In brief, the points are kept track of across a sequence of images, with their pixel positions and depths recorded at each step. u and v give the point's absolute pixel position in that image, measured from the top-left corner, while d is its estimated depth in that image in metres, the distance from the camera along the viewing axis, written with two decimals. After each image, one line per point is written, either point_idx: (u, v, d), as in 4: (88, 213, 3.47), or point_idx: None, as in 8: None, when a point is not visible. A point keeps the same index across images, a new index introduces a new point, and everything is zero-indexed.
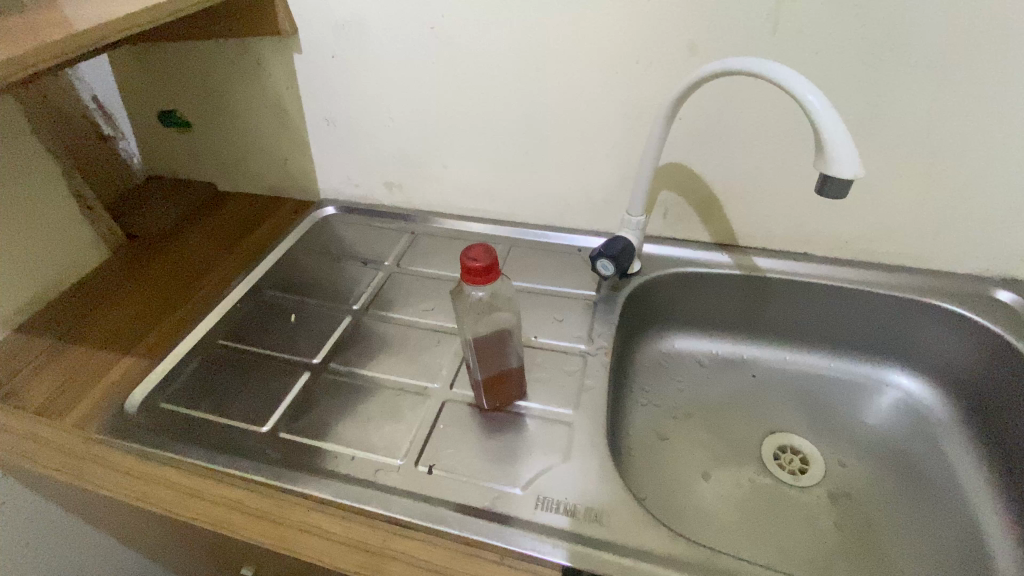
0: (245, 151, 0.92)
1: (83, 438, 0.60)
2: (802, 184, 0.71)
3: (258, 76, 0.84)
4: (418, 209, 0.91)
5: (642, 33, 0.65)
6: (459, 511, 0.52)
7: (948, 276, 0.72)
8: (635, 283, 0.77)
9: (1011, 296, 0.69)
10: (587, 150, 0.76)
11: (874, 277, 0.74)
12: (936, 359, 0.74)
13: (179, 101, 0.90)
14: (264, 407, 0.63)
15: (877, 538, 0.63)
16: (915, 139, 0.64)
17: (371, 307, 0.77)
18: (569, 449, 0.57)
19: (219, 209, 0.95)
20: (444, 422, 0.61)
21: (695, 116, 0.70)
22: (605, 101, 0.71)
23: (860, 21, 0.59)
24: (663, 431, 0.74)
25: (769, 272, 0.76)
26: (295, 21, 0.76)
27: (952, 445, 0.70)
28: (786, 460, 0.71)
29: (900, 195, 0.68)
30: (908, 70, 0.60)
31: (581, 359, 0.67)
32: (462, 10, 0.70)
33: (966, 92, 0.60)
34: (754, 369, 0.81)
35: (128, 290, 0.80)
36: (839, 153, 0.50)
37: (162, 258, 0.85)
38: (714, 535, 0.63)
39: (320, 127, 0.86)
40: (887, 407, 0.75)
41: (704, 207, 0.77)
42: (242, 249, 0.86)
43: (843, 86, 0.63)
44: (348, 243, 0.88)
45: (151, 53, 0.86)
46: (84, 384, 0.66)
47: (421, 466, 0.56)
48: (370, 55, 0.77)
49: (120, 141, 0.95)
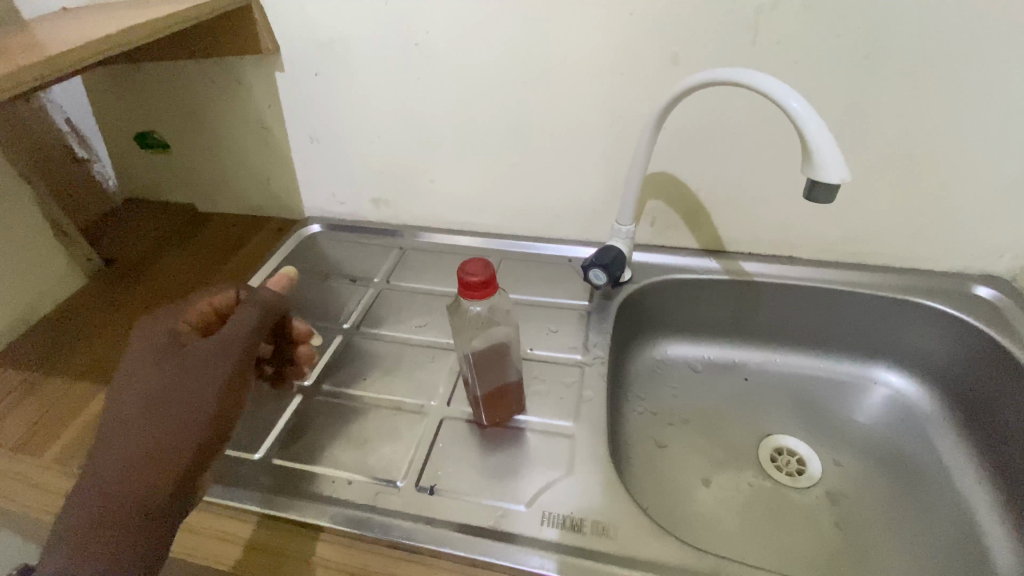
0: (225, 171, 0.91)
1: (64, 474, 0.57)
2: (786, 189, 0.73)
3: (239, 95, 0.82)
4: (405, 224, 0.91)
5: (625, 47, 0.66)
6: (463, 531, 0.51)
7: (929, 274, 0.74)
8: (627, 291, 0.78)
9: (989, 291, 0.72)
10: (574, 161, 0.77)
11: (859, 278, 0.75)
12: (922, 356, 0.76)
13: (156, 123, 0.88)
14: (255, 434, 0.61)
15: (878, 535, 0.63)
16: (892, 143, 0.66)
17: (362, 325, 0.76)
18: (572, 462, 0.57)
19: (200, 230, 0.93)
20: (443, 440, 0.59)
21: (680, 127, 0.71)
22: (592, 112, 0.72)
23: (836, 31, 0.61)
24: (661, 438, 0.74)
25: (757, 276, 0.77)
26: (276, 39, 0.76)
27: (942, 439, 0.72)
28: (783, 461, 0.71)
29: (881, 198, 0.70)
30: (883, 78, 0.62)
31: (578, 370, 0.67)
32: (448, 25, 0.70)
33: (938, 98, 0.62)
34: (746, 372, 0.82)
35: (108, 317, 0.77)
36: (825, 158, 0.52)
37: (143, 283, 0.83)
38: (718, 542, 0.62)
39: (304, 144, 0.85)
40: (878, 405, 0.77)
41: (691, 215, 0.78)
42: (225, 272, 0.84)
43: (821, 94, 0.65)
44: (336, 261, 0.87)
45: (125, 74, 0.85)
46: (64, 417, 0.63)
47: (422, 487, 0.55)
48: (355, 72, 0.76)
49: (95, 165, 0.93)
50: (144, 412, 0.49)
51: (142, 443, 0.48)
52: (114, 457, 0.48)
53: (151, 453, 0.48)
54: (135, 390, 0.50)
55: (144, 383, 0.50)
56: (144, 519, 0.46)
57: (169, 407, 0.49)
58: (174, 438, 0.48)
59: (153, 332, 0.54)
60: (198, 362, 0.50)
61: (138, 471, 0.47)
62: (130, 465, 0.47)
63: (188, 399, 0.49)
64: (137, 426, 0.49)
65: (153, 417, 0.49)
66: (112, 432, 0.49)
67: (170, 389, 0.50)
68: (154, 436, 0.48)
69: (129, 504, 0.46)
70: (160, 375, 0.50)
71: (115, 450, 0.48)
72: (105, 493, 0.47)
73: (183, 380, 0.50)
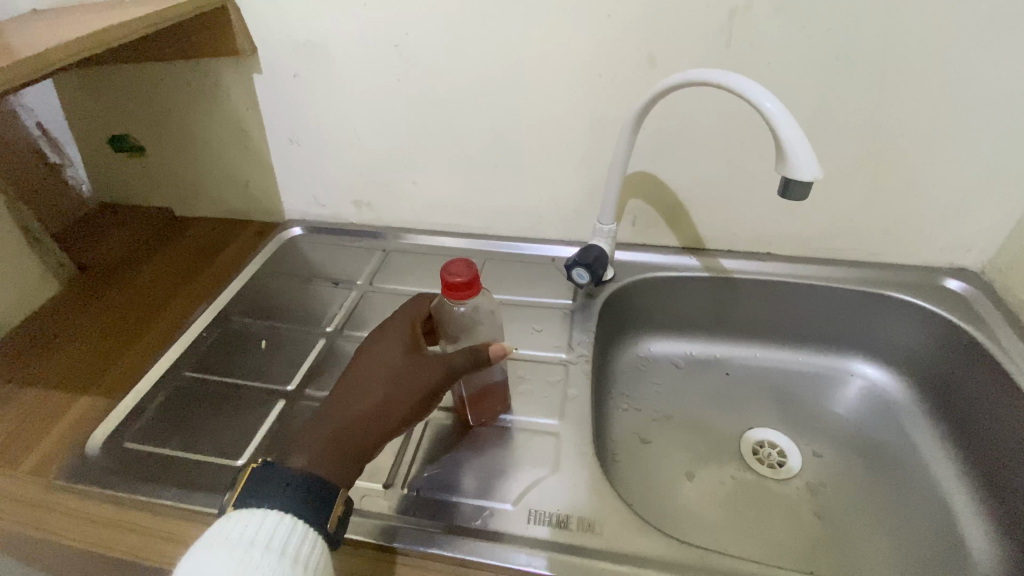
0: (204, 175, 0.90)
1: (41, 485, 0.56)
2: (763, 187, 0.74)
3: (216, 98, 0.81)
4: (388, 226, 0.91)
5: (603, 49, 0.67)
6: (450, 532, 0.50)
7: (902, 269, 0.77)
8: (611, 289, 0.78)
9: (960, 284, 0.74)
10: (556, 162, 0.77)
11: (834, 273, 0.77)
12: (896, 348, 0.78)
13: (130, 126, 0.87)
14: (237, 440, 0.60)
15: (856, 524, 0.65)
16: (864, 141, 0.68)
17: (345, 328, 0.75)
18: (557, 460, 0.57)
19: (178, 236, 0.92)
20: (428, 442, 0.59)
21: (658, 127, 0.72)
22: (572, 113, 0.73)
23: (806, 32, 0.62)
24: (645, 434, 0.75)
25: (735, 272, 0.79)
26: (253, 40, 0.75)
27: (917, 428, 0.74)
28: (764, 454, 0.73)
29: (853, 195, 0.72)
30: (854, 78, 0.64)
31: (563, 368, 0.68)
32: (426, 28, 0.70)
33: (903, 98, 0.64)
34: (728, 367, 0.83)
35: (83, 325, 0.75)
36: (799, 157, 0.53)
37: (120, 289, 0.81)
38: (703, 536, 0.63)
39: (283, 147, 0.84)
40: (856, 397, 0.79)
41: (672, 213, 0.79)
42: (206, 276, 0.83)
43: (794, 94, 0.66)
44: (318, 264, 0.86)
45: (98, 77, 0.83)
46: (38, 428, 0.61)
47: (408, 489, 0.55)
48: (335, 75, 0.76)
49: (68, 168, 0.90)
50: (382, 373, 0.52)
51: (374, 403, 0.51)
52: (349, 396, 0.51)
53: (377, 402, 0.51)
54: (382, 353, 0.54)
55: (387, 351, 0.54)
56: (359, 452, 0.49)
57: (406, 387, 0.51)
58: (393, 399, 0.51)
59: (410, 312, 0.57)
60: (425, 362, 0.52)
61: (364, 423, 0.50)
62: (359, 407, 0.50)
63: (405, 388, 0.51)
64: (372, 378, 0.52)
65: (389, 380, 0.51)
66: (349, 374, 0.53)
67: (404, 371, 0.52)
68: (387, 392, 0.51)
69: (351, 446, 0.49)
70: (399, 355, 0.53)
71: (352, 390, 0.52)
72: (337, 418, 0.50)
73: (411, 371, 0.52)
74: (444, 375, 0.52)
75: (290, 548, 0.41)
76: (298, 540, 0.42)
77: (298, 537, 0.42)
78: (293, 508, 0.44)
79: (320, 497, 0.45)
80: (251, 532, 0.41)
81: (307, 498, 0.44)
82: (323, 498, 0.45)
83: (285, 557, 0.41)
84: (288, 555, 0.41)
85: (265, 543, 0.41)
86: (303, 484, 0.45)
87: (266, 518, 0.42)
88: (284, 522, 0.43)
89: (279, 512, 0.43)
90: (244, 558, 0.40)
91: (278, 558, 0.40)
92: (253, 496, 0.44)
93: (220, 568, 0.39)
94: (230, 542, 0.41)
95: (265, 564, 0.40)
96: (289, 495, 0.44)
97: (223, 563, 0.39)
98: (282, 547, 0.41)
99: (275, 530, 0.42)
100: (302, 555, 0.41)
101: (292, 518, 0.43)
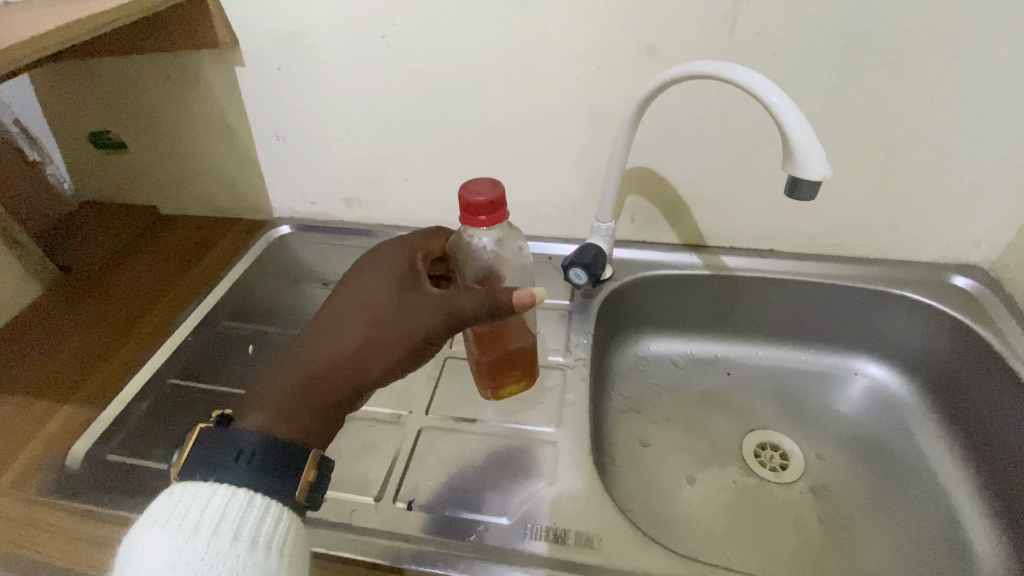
0: (188, 172, 0.87)
1: (20, 499, 0.54)
2: (767, 183, 0.72)
3: (197, 91, 0.78)
4: (379, 224, 0.88)
5: (601, 39, 0.64)
6: (445, 549, 0.49)
7: (908, 266, 0.75)
8: (610, 288, 0.76)
9: (967, 281, 0.72)
10: (552, 157, 0.75)
11: (838, 271, 0.75)
12: (901, 347, 0.76)
13: (110, 122, 0.84)
14: None
15: (861, 528, 0.63)
16: (872, 135, 0.65)
17: None
18: (555, 470, 0.55)
19: (163, 234, 0.89)
20: (422, 451, 0.58)
21: (658, 121, 0.69)
22: (569, 107, 0.70)
23: (814, 21, 0.59)
24: (645, 437, 0.73)
25: (737, 270, 0.77)
26: (234, 31, 0.71)
27: (922, 428, 0.72)
28: (767, 457, 0.71)
29: (860, 191, 0.70)
30: (863, 69, 0.61)
31: (561, 372, 0.66)
32: (416, 16, 0.67)
33: (914, 90, 0.62)
34: (729, 367, 0.81)
35: (65, 329, 0.73)
36: (807, 154, 0.50)
37: (103, 291, 0.79)
38: (705, 544, 0.62)
39: (270, 142, 0.81)
40: (859, 396, 0.77)
41: (672, 210, 0.76)
42: (191, 277, 0.81)
43: (800, 86, 0.63)
44: (307, 264, 0.85)
45: (75, 72, 0.79)
46: (17, 439, 0.59)
47: (399, 502, 0.53)
48: (322, 65, 0.73)
49: (47, 166, 0.86)
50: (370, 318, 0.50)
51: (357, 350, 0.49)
52: (331, 339, 0.50)
53: (359, 349, 0.49)
54: (372, 296, 0.51)
55: (376, 296, 0.51)
56: (338, 400, 0.47)
57: (394, 334, 0.49)
58: (376, 345, 0.48)
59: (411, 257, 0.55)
60: (416, 309, 0.49)
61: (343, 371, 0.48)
62: (338, 354, 0.49)
63: (392, 336, 0.49)
64: (359, 322, 0.50)
65: (374, 324, 0.49)
66: (337, 315, 0.51)
67: (393, 318, 0.49)
68: (371, 340, 0.49)
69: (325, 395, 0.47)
70: (390, 299, 0.50)
71: (337, 332, 0.50)
72: (315, 364, 0.48)
73: (400, 319, 0.49)
74: (439, 324, 0.48)
75: (243, 532, 0.39)
76: (253, 521, 0.40)
77: (252, 517, 0.40)
78: (247, 481, 0.42)
79: (280, 463, 0.43)
80: (197, 516, 0.39)
81: (266, 465, 0.42)
82: (287, 463, 0.43)
83: (238, 541, 0.39)
84: (241, 540, 0.39)
85: (214, 528, 0.39)
86: (260, 451, 0.43)
87: (215, 499, 0.40)
88: (237, 499, 0.41)
89: (229, 489, 0.41)
90: (192, 545, 0.38)
91: (229, 543, 0.38)
92: (204, 469, 0.42)
93: (166, 558, 0.38)
94: (177, 528, 0.39)
95: (213, 551, 0.38)
96: (242, 465, 0.42)
97: (168, 552, 0.38)
98: (234, 531, 0.39)
99: (225, 513, 0.40)
100: (259, 535, 0.40)
101: (246, 493, 0.41)
